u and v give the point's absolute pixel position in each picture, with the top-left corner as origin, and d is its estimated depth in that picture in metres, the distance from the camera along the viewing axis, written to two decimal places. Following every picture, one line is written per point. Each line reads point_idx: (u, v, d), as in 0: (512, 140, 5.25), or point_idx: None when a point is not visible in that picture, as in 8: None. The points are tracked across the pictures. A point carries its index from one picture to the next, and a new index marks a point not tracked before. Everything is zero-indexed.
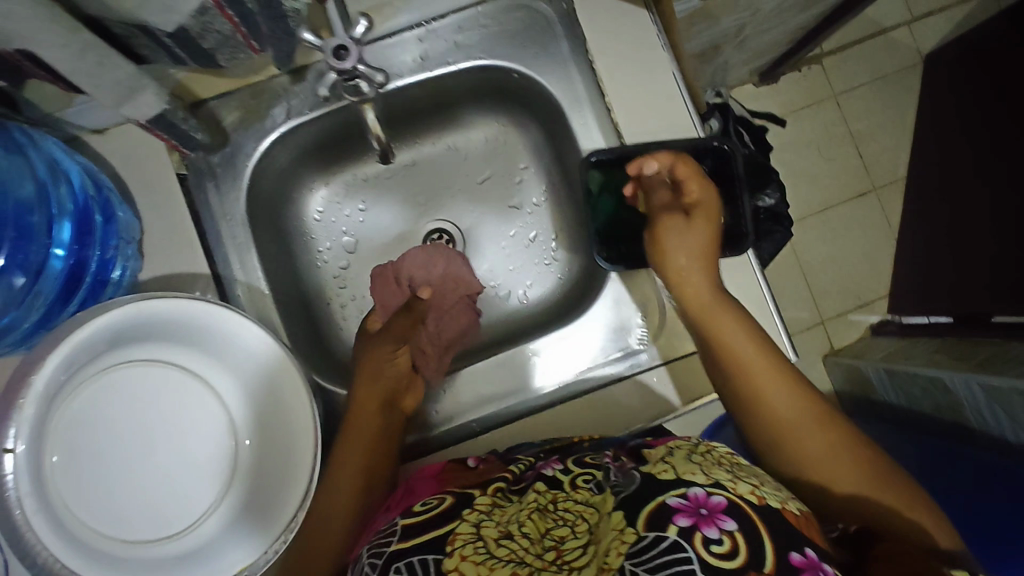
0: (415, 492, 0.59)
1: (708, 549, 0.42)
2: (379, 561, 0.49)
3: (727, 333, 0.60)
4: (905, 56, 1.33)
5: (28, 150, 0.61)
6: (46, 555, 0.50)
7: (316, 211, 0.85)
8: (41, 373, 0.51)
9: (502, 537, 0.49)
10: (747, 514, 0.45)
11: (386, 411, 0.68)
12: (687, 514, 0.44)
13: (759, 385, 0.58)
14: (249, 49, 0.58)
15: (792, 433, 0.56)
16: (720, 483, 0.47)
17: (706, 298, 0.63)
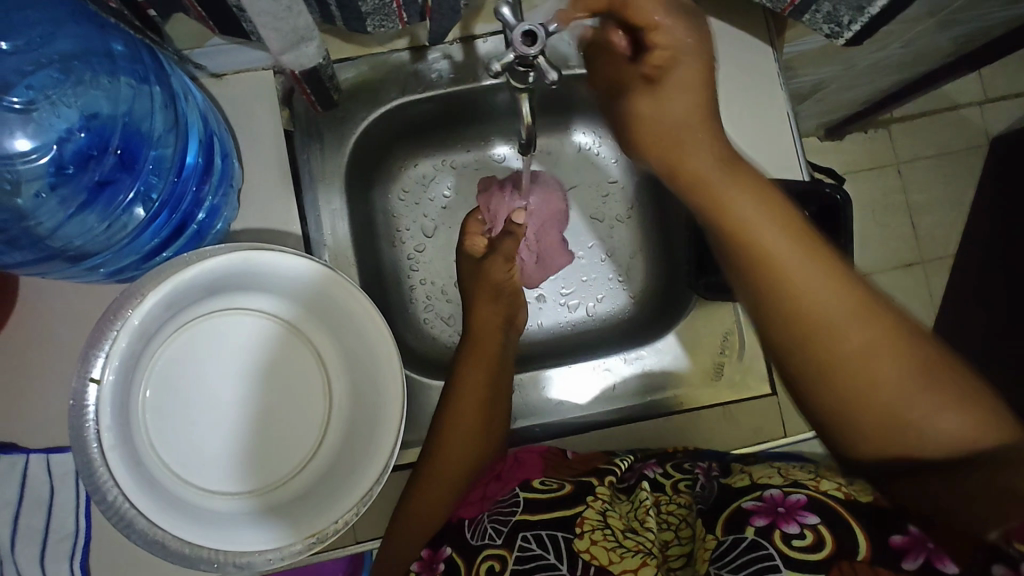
0: (522, 465, 0.67)
1: (789, 542, 0.51)
2: (504, 529, 0.61)
3: (798, 285, 0.47)
4: (972, 135, 1.28)
5: (170, 75, 0.56)
6: (115, 492, 0.49)
7: (401, 190, 0.83)
8: (139, 309, 0.50)
9: (626, 530, 0.59)
10: (829, 507, 0.52)
11: (487, 391, 0.67)
12: (765, 515, 0.53)
13: (853, 342, 0.46)
14: (398, 21, 0.57)
15: (893, 401, 0.46)
16: (801, 484, 0.56)
17: (794, 268, 0.47)
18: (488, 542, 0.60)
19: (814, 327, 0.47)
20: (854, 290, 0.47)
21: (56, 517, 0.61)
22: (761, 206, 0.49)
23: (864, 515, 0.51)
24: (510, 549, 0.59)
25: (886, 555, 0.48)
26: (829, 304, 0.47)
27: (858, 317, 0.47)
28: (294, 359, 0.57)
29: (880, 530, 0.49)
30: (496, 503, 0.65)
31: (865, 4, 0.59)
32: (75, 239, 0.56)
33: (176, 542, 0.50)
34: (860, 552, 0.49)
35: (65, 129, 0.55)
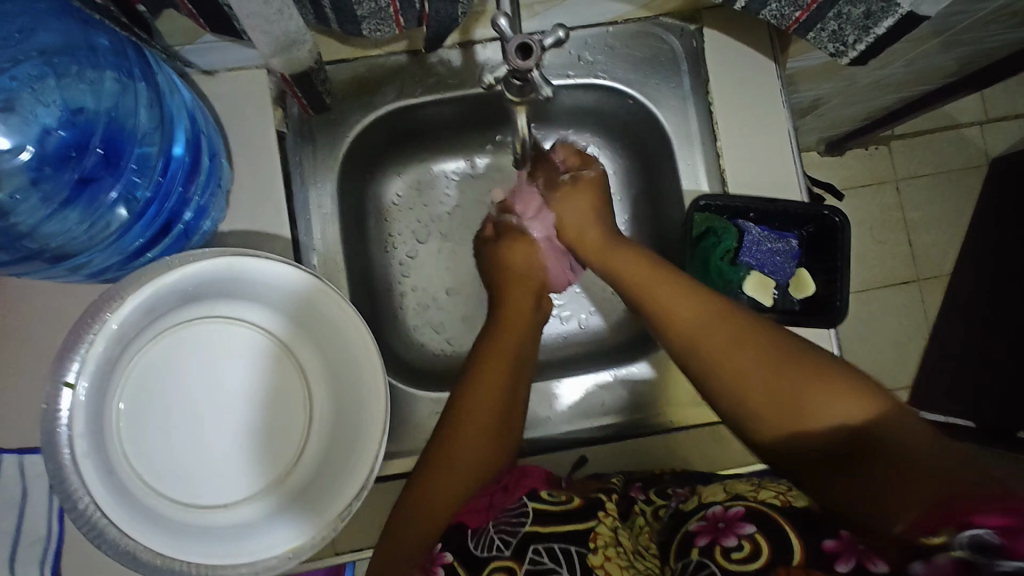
0: (525, 478, 0.62)
1: (728, 556, 0.49)
2: (513, 540, 0.56)
3: (663, 300, 0.61)
4: (971, 155, 1.27)
5: (155, 73, 0.55)
6: (87, 501, 0.47)
7: (395, 194, 0.82)
8: (117, 312, 0.48)
9: (636, 552, 0.55)
10: (768, 516, 0.51)
11: (509, 386, 0.66)
12: (708, 533, 0.51)
13: (716, 344, 0.56)
14: (394, 26, 0.56)
15: (767, 386, 0.52)
16: (741, 496, 0.54)
17: (664, 295, 0.61)
18: (494, 554, 0.55)
19: (682, 337, 0.58)
20: (712, 305, 0.58)
21: (26, 519, 0.59)
22: (633, 260, 0.66)
23: (802, 522, 0.50)
24: (519, 563, 0.54)
25: (819, 560, 0.46)
26: (692, 316, 0.58)
27: (717, 325, 0.57)
28: (276, 368, 0.56)
29: (813, 535, 0.48)
30: (502, 511, 0.59)
31: (870, 24, 0.58)
32: (56, 238, 0.54)
33: (148, 553, 0.48)
34: (795, 556, 0.47)
35: (45, 125, 0.53)
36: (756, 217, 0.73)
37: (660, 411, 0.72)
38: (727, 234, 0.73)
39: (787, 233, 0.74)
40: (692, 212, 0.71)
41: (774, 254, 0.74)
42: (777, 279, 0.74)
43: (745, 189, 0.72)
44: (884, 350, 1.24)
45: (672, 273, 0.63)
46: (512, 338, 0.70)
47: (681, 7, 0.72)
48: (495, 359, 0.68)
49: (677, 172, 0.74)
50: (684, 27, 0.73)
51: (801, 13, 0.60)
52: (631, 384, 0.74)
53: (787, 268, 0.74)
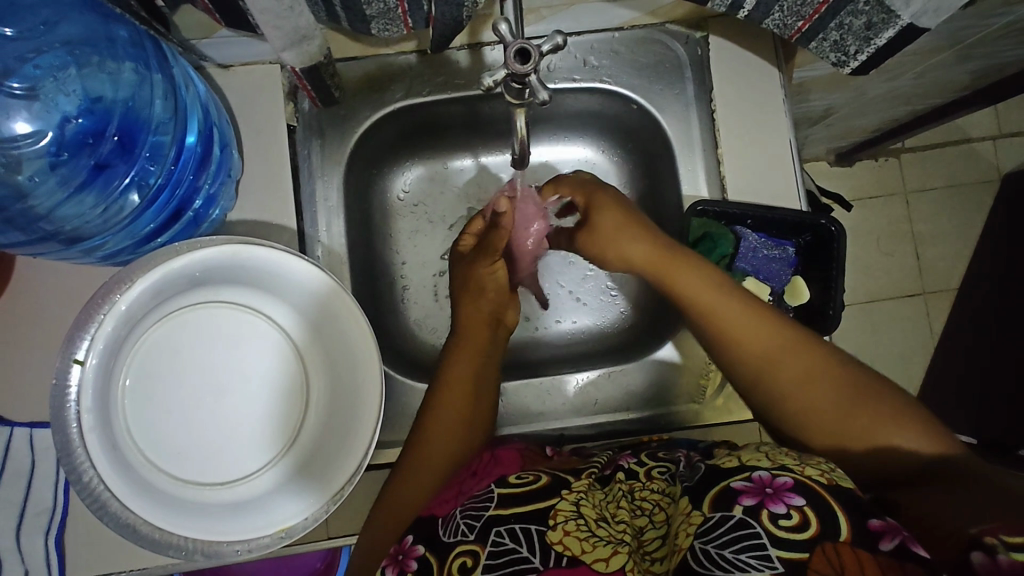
0: (500, 462, 0.66)
1: (777, 523, 0.47)
2: (477, 524, 0.57)
3: (730, 326, 0.59)
4: (983, 169, 1.26)
5: (171, 66, 0.57)
6: (91, 473, 0.50)
7: (401, 191, 0.83)
8: (127, 294, 0.51)
9: (600, 519, 0.56)
10: (815, 489, 0.48)
11: (472, 396, 0.68)
12: (754, 494, 0.49)
13: (792, 374, 0.57)
14: (403, 25, 0.58)
15: (834, 420, 0.55)
16: (788, 466, 0.51)
17: (727, 316, 0.59)
18: (460, 538, 0.57)
19: (750, 360, 0.59)
20: (771, 329, 0.59)
21: (34, 490, 0.62)
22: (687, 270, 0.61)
23: (848, 501, 0.48)
24: (482, 545, 0.55)
25: (863, 538, 0.45)
26: (767, 344, 0.58)
27: (789, 355, 0.58)
28: (273, 354, 0.57)
29: (857, 515, 0.47)
30: (468, 498, 0.61)
31: (872, 35, 0.59)
32: (72, 220, 0.56)
33: (146, 527, 0.51)
34: (842, 533, 0.46)
35: (65, 112, 0.55)
36: (754, 224, 0.73)
37: (653, 412, 0.73)
38: (723, 240, 0.74)
39: (785, 241, 0.75)
40: (690, 216, 0.72)
41: (770, 261, 0.75)
42: (773, 285, 0.75)
43: (744, 197, 0.73)
44: (887, 362, 1.23)
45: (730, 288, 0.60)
46: (468, 355, 0.70)
47: (688, 14, 0.73)
48: (456, 370, 0.68)
49: (678, 178, 0.75)
50: (690, 35, 0.74)
51: (804, 23, 0.61)
52: (624, 384, 0.74)
53: (783, 275, 0.75)
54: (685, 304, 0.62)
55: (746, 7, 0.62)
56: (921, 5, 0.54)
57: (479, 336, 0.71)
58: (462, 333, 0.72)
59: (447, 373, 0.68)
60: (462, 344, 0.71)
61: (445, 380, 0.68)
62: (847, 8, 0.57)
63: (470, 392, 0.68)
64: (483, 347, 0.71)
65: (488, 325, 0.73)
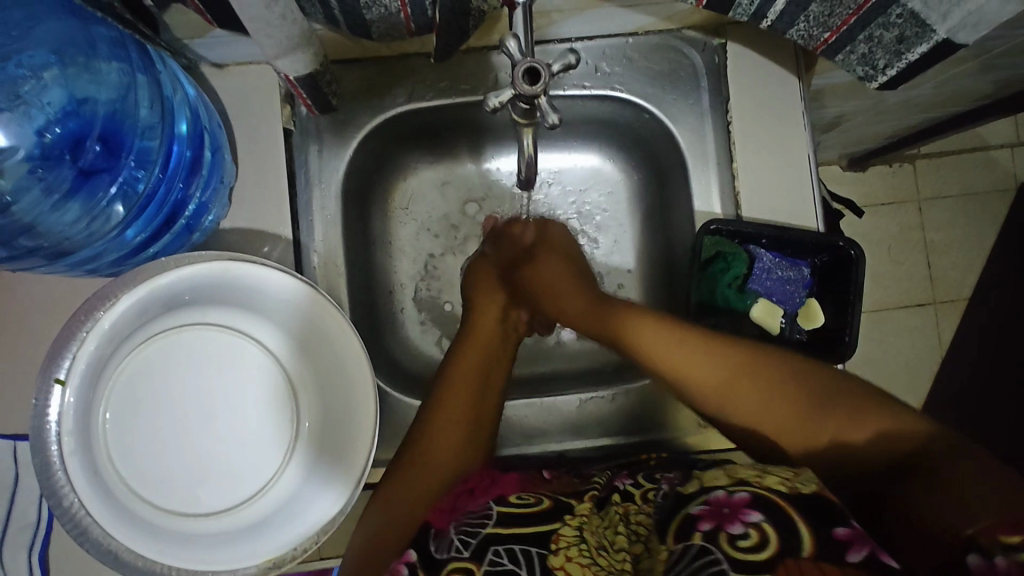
0: (498, 481, 0.63)
1: (736, 545, 0.44)
2: (473, 541, 0.54)
3: (680, 366, 0.60)
4: (1000, 178, 1.23)
5: (158, 68, 0.54)
6: (72, 498, 0.48)
7: (403, 202, 0.81)
8: (110, 313, 0.48)
9: (600, 548, 0.54)
10: (776, 504, 0.47)
11: (468, 423, 0.67)
12: (710, 518, 0.47)
13: (716, 383, 0.58)
14: (404, 30, 0.55)
15: (781, 416, 0.55)
16: (747, 483, 0.49)
17: (679, 357, 0.60)
18: (453, 555, 0.53)
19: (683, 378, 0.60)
20: (724, 355, 0.59)
21: (17, 505, 0.60)
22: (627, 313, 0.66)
23: (808, 509, 0.46)
24: (479, 565, 0.52)
25: (830, 549, 0.43)
26: (692, 356, 0.60)
27: (721, 368, 0.58)
28: (264, 375, 0.55)
29: (823, 525, 0.45)
30: (465, 514, 0.58)
31: (903, 50, 0.56)
32: (56, 232, 0.54)
33: (128, 554, 0.49)
34: (804, 548, 0.44)
35: (44, 120, 0.53)
36: (767, 244, 0.70)
37: (658, 433, 0.70)
38: (735, 259, 0.71)
39: (800, 261, 0.72)
40: (702, 235, 0.69)
41: (785, 282, 0.72)
42: (785, 308, 0.72)
43: (758, 214, 0.70)
44: (894, 375, 1.20)
45: (657, 319, 0.63)
46: (471, 371, 0.70)
47: (705, 20, 0.69)
48: (458, 385, 0.68)
49: (690, 192, 0.72)
50: (707, 42, 0.71)
51: (830, 34, 0.58)
52: (627, 405, 0.71)
53: (796, 297, 0.72)
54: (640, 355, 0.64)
55: (769, 16, 0.59)
56: (958, 20, 0.50)
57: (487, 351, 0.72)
58: (465, 355, 0.71)
59: (450, 384, 0.69)
60: (467, 356, 0.71)
61: (445, 393, 0.68)
62: (878, 21, 0.53)
63: (471, 395, 0.68)
64: (483, 358, 0.72)
65: (495, 349, 0.73)
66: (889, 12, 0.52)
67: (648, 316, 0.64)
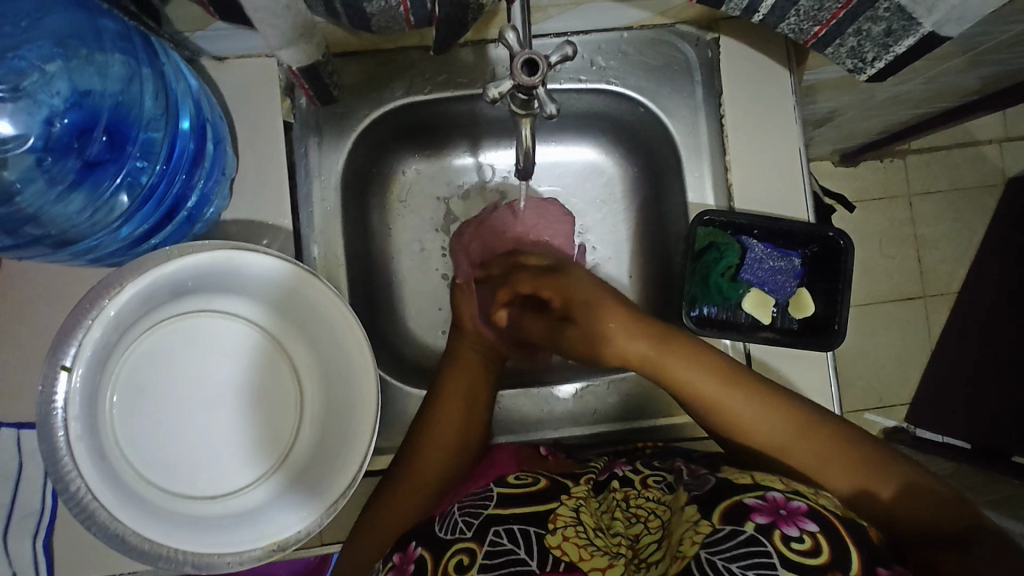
0: (496, 466, 0.67)
1: (789, 544, 0.47)
2: (475, 521, 0.56)
3: (738, 413, 0.60)
4: (987, 173, 1.25)
5: (161, 60, 0.55)
6: (78, 483, 0.49)
7: (402, 193, 0.81)
8: (117, 300, 0.49)
9: (597, 529, 0.55)
10: (829, 520, 0.50)
11: (461, 424, 0.68)
12: (766, 514, 0.50)
13: (800, 456, 0.58)
14: (404, 23, 0.56)
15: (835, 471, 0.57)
16: (800, 493, 0.52)
17: (735, 406, 0.60)
18: (458, 536, 0.56)
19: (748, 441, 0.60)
20: (778, 411, 0.59)
21: (22, 493, 0.61)
22: (684, 363, 0.62)
23: (858, 538, 0.49)
24: (479, 543, 0.54)
25: (873, 575, 0.46)
26: (766, 429, 0.59)
27: (794, 438, 0.59)
28: (268, 363, 0.57)
29: (868, 553, 0.48)
30: (466, 497, 0.62)
31: (891, 42, 0.57)
32: (61, 221, 0.55)
33: (136, 538, 0.49)
34: (852, 566, 0.46)
35: (50, 109, 0.54)
36: (759, 234, 0.72)
37: (652, 422, 0.72)
38: (728, 249, 0.72)
39: (791, 252, 0.73)
40: (696, 225, 0.70)
41: (776, 272, 0.73)
42: (777, 297, 0.74)
43: (750, 206, 0.71)
44: (884, 366, 1.22)
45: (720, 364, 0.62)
46: (459, 395, 0.68)
47: (699, 15, 0.70)
48: (452, 389, 0.68)
49: (684, 184, 0.73)
50: (700, 36, 0.72)
51: (820, 28, 0.59)
52: (623, 393, 0.73)
53: (788, 287, 0.73)
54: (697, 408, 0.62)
55: (761, 10, 0.60)
56: (943, 13, 0.52)
57: (473, 365, 0.71)
58: (461, 367, 0.71)
59: (441, 402, 0.68)
60: (457, 378, 0.70)
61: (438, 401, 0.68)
62: (866, 14, 0.55)
63: (463, 409, 0.68)
64: (472, 383, 0.70)
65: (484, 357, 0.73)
66: (876, 6, 0.54)
67: (717, 373, 0.61)
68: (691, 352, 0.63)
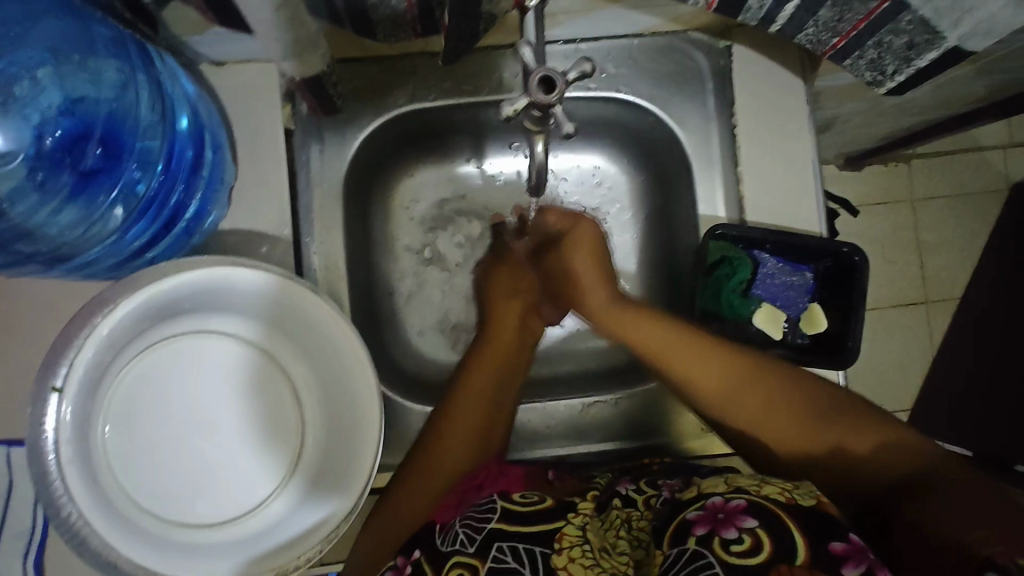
0: (503, 478, 0.61)
1: (727, 548, 0.44)
2: (479, 536, 0.53)
3: (692, 371, 0.58)
4: (991, 178, 1.23)
5: (157, 67, 0.53)
6: (70, 509, 0.46)
7: (406, 199, 0.79)
8: (110, 318, 0.47)
9: (603, 549, 0.52)
10: (771, 511, 0.46)
11: (484, 416, 0.66)
12: (705, 523, 0.46)
13: (752, 413, 0.56)
14: (411, 32, 0.56)
15: (842, 438, 0.53)
16: (742, 489, 0.49)
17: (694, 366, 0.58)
18: (457, 549, 0.53)
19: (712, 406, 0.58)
20: (740, 364, 0.57)
21: (11, 512, 0.59)
22: (642, 323, 0.62)
23: (806, 521, 0.45)
24: (482, 560, 0.51)
25: (825, 563, 0.42)
26: (719, 382, 0.57)
27: (748, 388, 0.57)
28: (268, 383, 0.56)
29: (820, 536, 0.44)
30: (470, 507, 0.58)
31: (913, 56, 0.55)
32: (53, 237, 0.53)
33: (130, 565, 0.47)
34: (798, 556, 0.43)
35: (44, 118, 0.52)
36: (772, 249, 0.70)
37: (661, 437, 0.70)
38: (741, 264, 0.71)
39: (803, 266, 0.72)
40: (708, 239, 0.69)
41: (788, 288, 0.72)
42: (789, 312, 0.72)
43: (763, 220, 0.69)
44: (886, 374, 1.20)
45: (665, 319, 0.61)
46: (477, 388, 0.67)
47: (712, 22, 0.68)
48: (475, 377, 0.67)
49: (694, 195, 0.71)
50: (713, 44, 0.70)
51: (839, 39, 0.57)
52: (630, 409, 0.71)
53: (799, 303, 0.72)
54: (642, 357, 0.62)
55: (778, 21, 0.58)
56: (969, 27, 0.50)
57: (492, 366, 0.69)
58: (489, 343, 0.70)
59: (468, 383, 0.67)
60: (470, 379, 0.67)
61: (461, 390, 0.66)
62: (887, 27, 0.53)
63: (484, 397, 0.66)
64: (496, 370, 0.69)
65: (515, 346, 0.71)
66: (899, 19, 0.52)
67: (663, 328, 0.61)
68: (652, 316, 0.62)
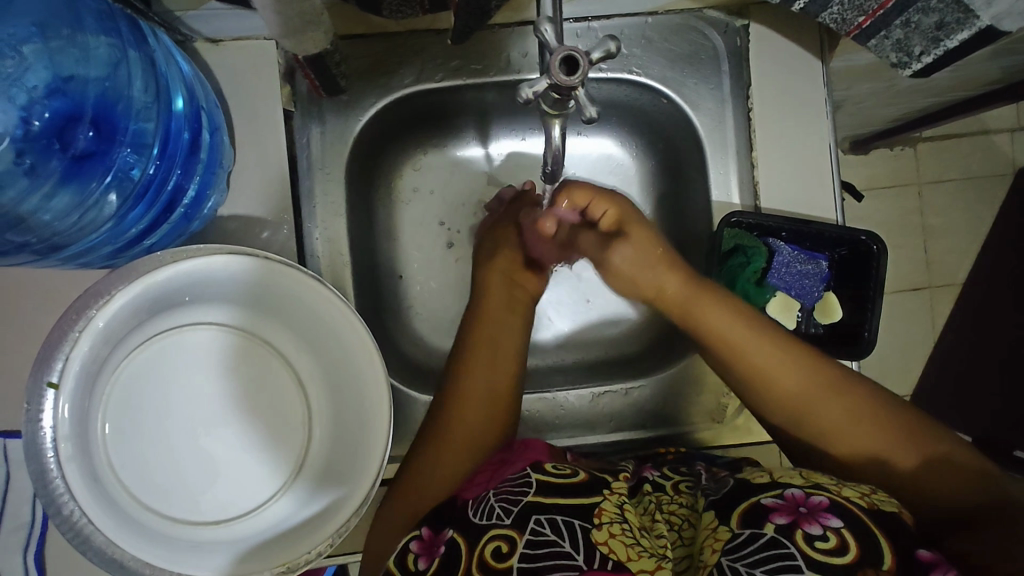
0: (528, 448, 0.60)
1: (813, 545, 0.43)
2: (515, 508, 0.51)
3: (770, 369, 0.57)
4: (999, 162, 1.21)
5: (150, 45, 0.51)
6: (72, 506, 0.45)
7: (408, 183, 0.77)
8: (106, 310, 0.45)
9: (642, 527, 0.50)
10: (857, 514, 0.45)
11: (489, 403, 0.64)
12: (786, 513, 0.45)
13: (834, 421, 0.55)
14: (416, 8, 0.53)
15: (919, 470, 0.52)
16: (823, 486, 0.48)
17: (754, 347, 0.57)
18: (495, 522, 0.51)
19: (790, 408, 0.56)
20: (827, 374, 0.56)
21: (9, 505, 0.57)
22: (724, 311, 0.59)
23: (889, 528, 0.45)
24: (521, 532, 0.49)
25: (907, 568, 0.42)
26: (804, 385, 0.56)
27: (832, 397, 0.55)
28: (271, 375, 0.54)
29: (903, 544, 0.44)
30: (502, 481, 0.55)
31: (942, 36, 0.53)
32: (45, 226, 0.51)
33: (137, 562, 0.46)
34: (884, 561, 0.43)
35: (31, 97, 0.50)
36: (788, 237, 0.68)
37: (671, 428, 0.69)
38: (756, 253, 0.69)
39: (819, 254, 0.70)
40: (722, 228, 0.67)
41: (804, 277, 0.70)
42: (803, 301, 0.71)
43: (778, 207, 0.68)
44: (889, 359, 1.19)
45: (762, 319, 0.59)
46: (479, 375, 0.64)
47: None
48: (477, 361, 0.66)
49: (709, 181, 0.69)
50: (730, 23, 0.67)
51: (865, 18, 0.55)
52: (641, 400, 0.70)
53: (814, 291, 0.71)
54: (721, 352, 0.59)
55: None
56: (1006, 6, 0.48)
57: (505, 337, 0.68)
58: (486, 321, 0.68)
59: (472, 370, 0.65)
60: (476, 354, 0.66)
61: (468, 374, 0.65)
62: (919, 5, 0.51)
63: (488, 379, 0.65)
64: (498, 339, 0.68)
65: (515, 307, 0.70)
66: None
67: (750, 323, 0.58)
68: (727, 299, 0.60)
